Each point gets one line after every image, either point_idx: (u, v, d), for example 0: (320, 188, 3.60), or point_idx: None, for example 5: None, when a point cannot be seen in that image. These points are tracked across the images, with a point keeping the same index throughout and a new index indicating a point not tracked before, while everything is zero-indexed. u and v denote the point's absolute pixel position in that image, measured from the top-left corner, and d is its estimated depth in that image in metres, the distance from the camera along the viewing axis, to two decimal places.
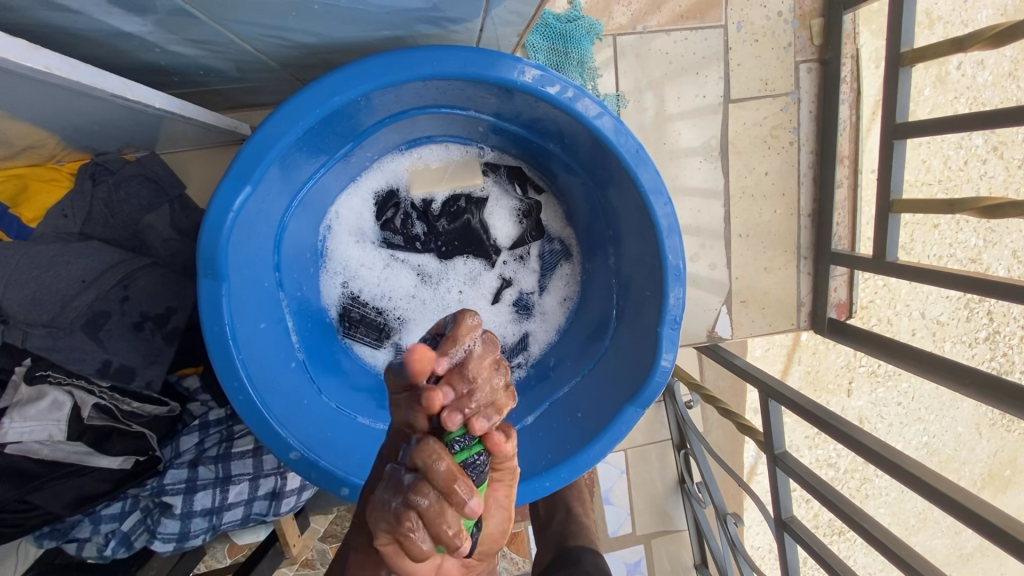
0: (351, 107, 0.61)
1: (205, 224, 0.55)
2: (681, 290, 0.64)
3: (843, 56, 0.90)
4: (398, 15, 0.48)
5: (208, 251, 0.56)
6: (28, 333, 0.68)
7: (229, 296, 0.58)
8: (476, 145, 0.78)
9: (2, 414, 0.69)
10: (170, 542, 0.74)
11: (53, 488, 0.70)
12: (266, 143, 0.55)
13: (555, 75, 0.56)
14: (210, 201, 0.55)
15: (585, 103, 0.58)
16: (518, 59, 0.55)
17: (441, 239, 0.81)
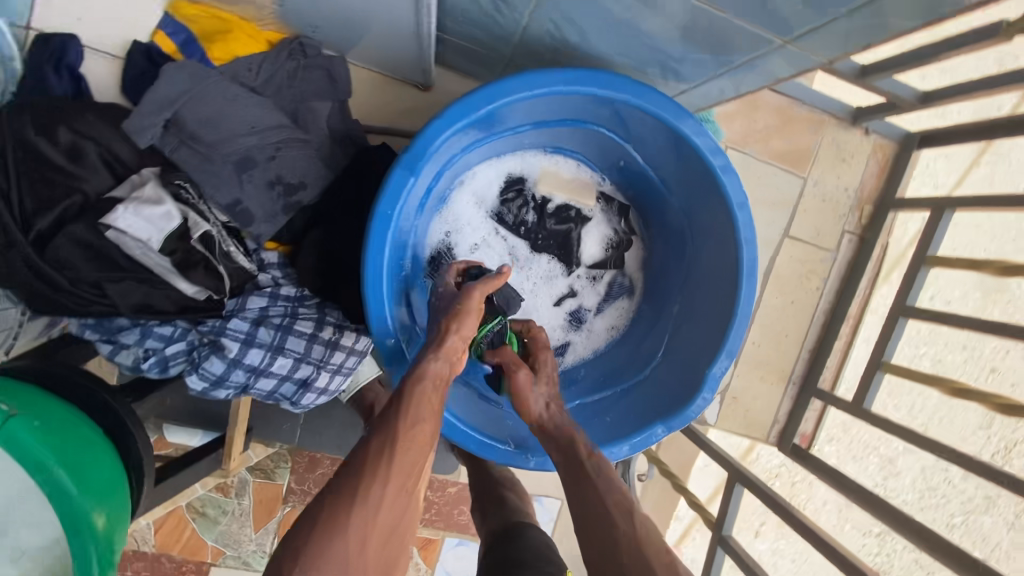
0: (557, 100, 0.74)
1: (425, 128, 0.66)
2: (735, 350, 0.78)
3: (879, 239, 1.12)
4: (650, 54, 0.63)
5: (415, 149, 0.66)
6: (184, 147, 0.74)
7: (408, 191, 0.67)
8: (601, 175, 0.93)
9: (119, 202, 0.72)
10: (204, 386, 0.77)
11: (127, 285, 0.72)
12: (500, 93, 0.67)
13: (721, 149, 0.72)
14: (435, 113, 0.66)
15: (734, 189, 0.74)
16: (702, 127, 0.72)
17: (542, 234, 0.92)
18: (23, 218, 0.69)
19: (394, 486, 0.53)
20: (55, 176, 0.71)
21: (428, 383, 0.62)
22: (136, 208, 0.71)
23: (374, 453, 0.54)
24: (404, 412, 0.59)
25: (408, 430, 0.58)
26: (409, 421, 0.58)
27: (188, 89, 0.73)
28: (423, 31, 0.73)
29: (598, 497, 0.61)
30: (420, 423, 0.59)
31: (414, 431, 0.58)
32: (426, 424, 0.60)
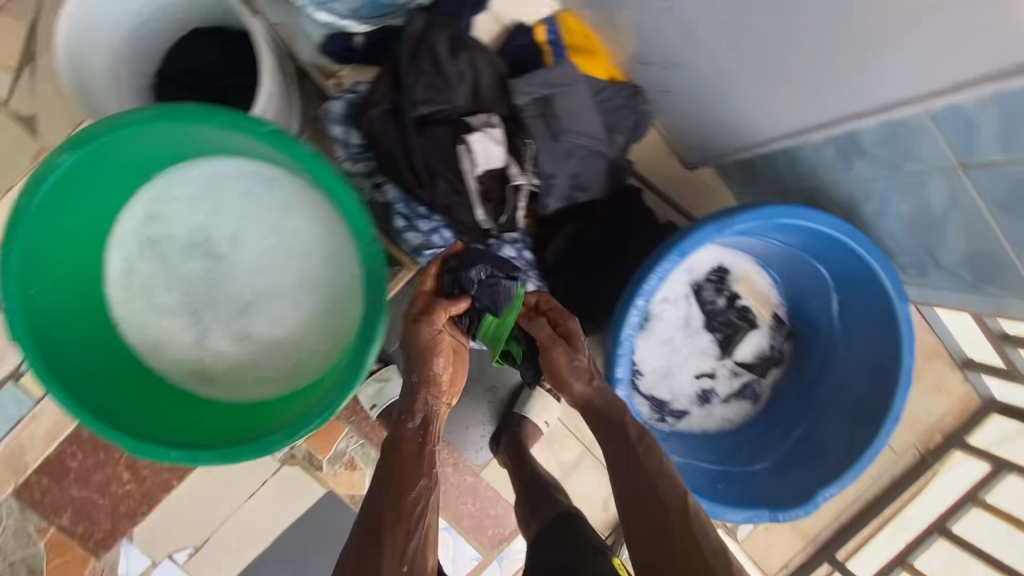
0: (817, 241, 0.93)
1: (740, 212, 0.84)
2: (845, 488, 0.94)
3: (936, 464, 1.29)
4: (922, 249, 0.85)
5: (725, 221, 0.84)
6: (539, 118, 0.90)
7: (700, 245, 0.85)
8: (783, 301, 1.11)
9: (475, 128, 0.88)
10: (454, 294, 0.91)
11: (446, 188, 0.87)
12: (798, 216, 0.86)
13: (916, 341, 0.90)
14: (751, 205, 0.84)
15: (909, 373, 0.91)
16: (912, 318, 0.90)
17: (718, 319, 1.08)
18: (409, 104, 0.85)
19: (395, 531, 0.74)
20: (443, 87, 0.87)
21: (410, 445, 0.83)
22: (487, 140, 0.87)
23: (375, 513, 0.76)
24: (394, 473, 0.80)
25: (400, 501, 0.77)
26: (402, 493, 0.78)
27: (564, 82, 0.91)
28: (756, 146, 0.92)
29: (636, 475, 0.79)
30: (414, 486, 0.79)
31: (406, 482, 0.79)
32: (410, 473, 0.80)
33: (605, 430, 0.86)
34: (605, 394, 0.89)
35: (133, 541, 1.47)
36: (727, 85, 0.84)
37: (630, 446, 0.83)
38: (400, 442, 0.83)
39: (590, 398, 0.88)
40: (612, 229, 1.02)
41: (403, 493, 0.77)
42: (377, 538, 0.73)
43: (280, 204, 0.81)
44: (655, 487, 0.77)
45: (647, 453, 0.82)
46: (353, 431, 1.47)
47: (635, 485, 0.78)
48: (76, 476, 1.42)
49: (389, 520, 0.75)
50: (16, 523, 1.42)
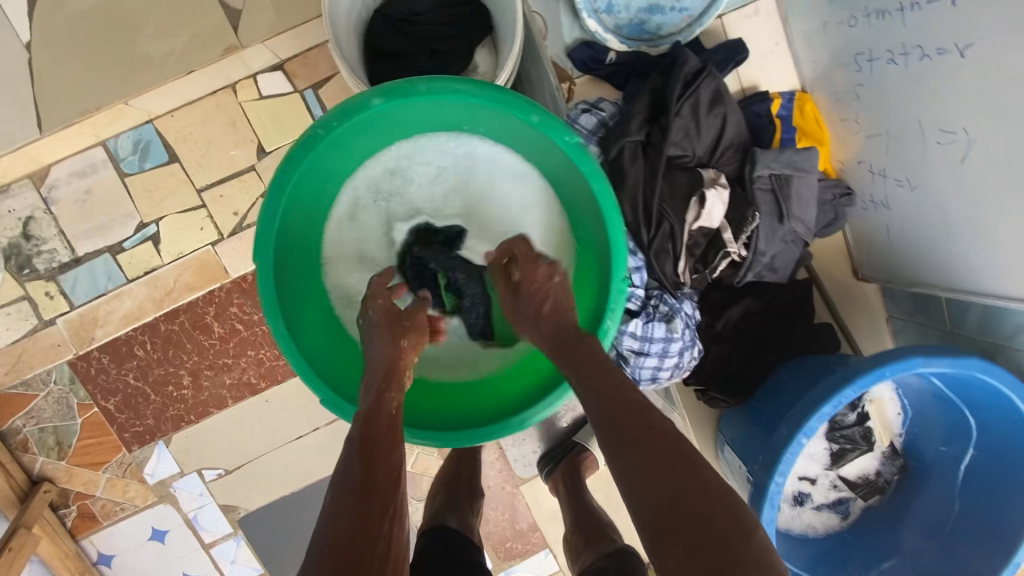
0: (989, 402, 0.93)
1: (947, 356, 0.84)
2: None
3: None
4: None
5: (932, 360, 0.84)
6: (767, 194, 0.90)
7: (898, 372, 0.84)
8: (901, 432, 1.12)
9: (713, 184, 0.88)
10: (634, 336, 0.89)
11: (666, 232, 0.87)
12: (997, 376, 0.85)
13: None
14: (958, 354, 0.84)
15: None
16: None
17: (839, 431, 1.10)
18: (659, 143, 0.86)
19: (376, 509, 0.62)
20: (692, 137, 0.88)
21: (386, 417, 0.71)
22: (721, 200, 0.87)
23: (348, 485, 0.64)
24: (373, 438, 0.68)
25: (373, 476, 0.65)
26: (376, 471, 0.65)
27: (803, 167, 0.90)
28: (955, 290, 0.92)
29: (608, 419, 0.63)
30: (382, 455, 0.67)
31: (386, 450, 0.68)
32: (391, 443, 0.68)
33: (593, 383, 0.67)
34: (570, 342, 0.72)
35: (168, 446, 1.42)
36: (963, 230, 0.85)
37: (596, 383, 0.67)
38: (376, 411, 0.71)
39: (540, 337, 0.74)
40: (783, 319, 1.02)
41: (365, 461, 0.66)
42: (351, 519, 0.61)
43: (515, 198, 0.86)
44: (635, 419, 0.62)
45: (616, 392, 0.65)
46: None
47: (612, 432, 0.62)
48: (137, 365, 1.37)
49: (359, 502, 0.62)
50: (59, 392, 1.36)
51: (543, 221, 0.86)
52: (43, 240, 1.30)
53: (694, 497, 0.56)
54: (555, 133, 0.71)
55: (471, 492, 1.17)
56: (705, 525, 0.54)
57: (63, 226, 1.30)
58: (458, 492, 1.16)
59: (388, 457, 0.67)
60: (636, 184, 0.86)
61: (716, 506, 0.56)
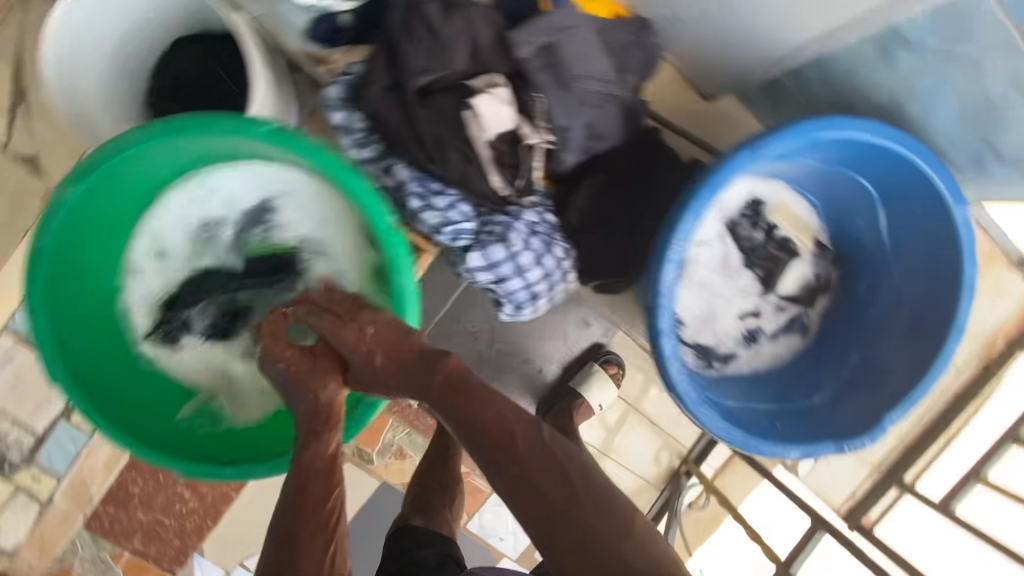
0: (860, 150, 0.87)
1: (773, 132, 0.79)
2: (912, 408, 0.89)
3: (1001, 374, 1.24)
4: (959, 136, 0.81)
5: (761, 141, 0.79)
6: (547, 73, 0.85)
7: (735, 171, 0.80)
8: (821, 226, 1.05)
9: (479, 91, 0.83)
10: (481, 269, 0.87)
11: (455, 157, 0.83)
12: (839, 124, 0.80)
13: (973, 233, 0.84)
14: (786, 124, 0.79)
15: (969, 280, 0.86)
16: (966, 207, 0.84)
17: (759, 255, 1.03)
18: (410, 74, 0.81)
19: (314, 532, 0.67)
20: (441, 52, 0.82)
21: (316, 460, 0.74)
22: (493, 102, 0.83)
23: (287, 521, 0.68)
24: (311, 473, 0.73)
25: (311, 511, 0.69)
26: (313, 506, 0.69)
27: (565, 26, 0.85)
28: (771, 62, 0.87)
29: (515, 443, 0.70)
30: (316, 500, 0.70)
31: (316, 484, 0.72)
32: (324, 480, 0.72)
33: (497, 406, 0.73)
34: (468, 396, 0.74)
35: (205, 555, 1.49)
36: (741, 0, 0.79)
37: (484, 409, 0.73)
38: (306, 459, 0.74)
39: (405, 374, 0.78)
40: (637, 176, 0.96)
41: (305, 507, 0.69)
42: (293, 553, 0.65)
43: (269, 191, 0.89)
44: (539, 440, 0.71)
45: (514, 419, 0.72)
46: (399, 422, 1.45)
47: (514, 457, 0.69)
48: (140, 501, 1.44)
49: (297, 536, 0.67)
50: (91, 553, 1.45)
51: (310, 201, 0.89)
52: (4, 435, 1.37)
53: (591, 493, 0.68)
54: (246, 127, 0.73)
55: (441, 484, 1.23)
56: (604, 514, 0.66)
57: (12, 415, 1.37)
58: (426, 484, 1.23)
59: (324, 490, 0.71)
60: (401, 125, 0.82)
61: (606, 497, 0.68)
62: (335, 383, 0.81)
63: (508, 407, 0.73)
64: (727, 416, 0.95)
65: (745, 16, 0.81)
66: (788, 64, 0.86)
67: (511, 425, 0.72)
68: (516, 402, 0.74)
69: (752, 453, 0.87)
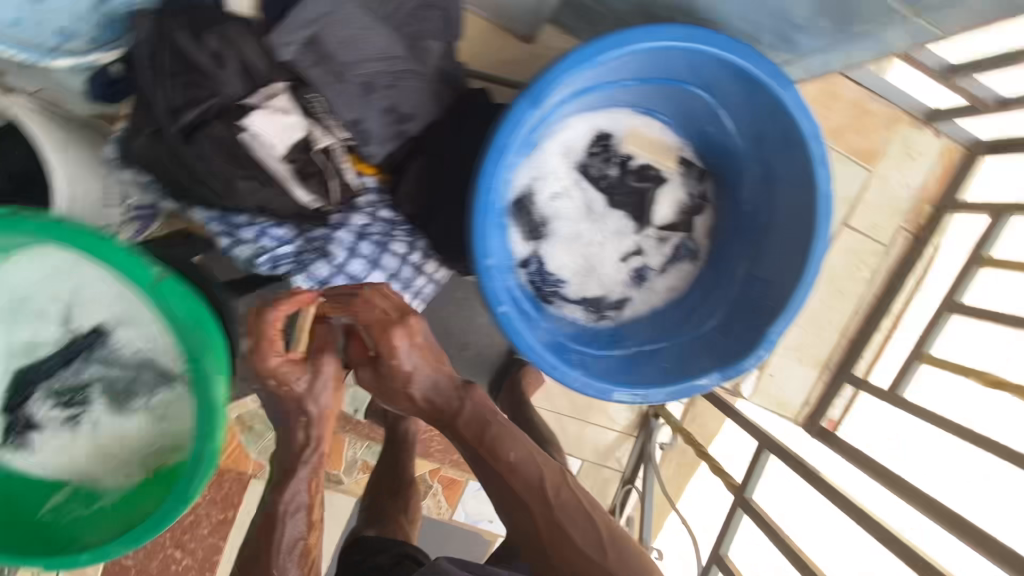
0: (668, 58, 0.80)
1: (549, 70, 0.72)
2: (792, 317, 0.84)
3: (933, 241, 1.15)
4: (760, 10, 0.73)
5: (539, 84, 0.73)
6: (318, 68, 0.79)
7: (524, 123, 0.74)
8: (682, 141, 0.98)
9: (251, 109, 0.78)
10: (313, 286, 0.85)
11: (246, 184, 0.78)
12: (624, 41, 0.74)
13: (808, 112, 0.78)
14: (561, 57, 0.72)
15: (822, 167, 0.80)
16: (793, 87, 0.77)
17: (621, 191, 0.97)
18: (173, 110, 0.74)
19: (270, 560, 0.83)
20: (200, 77, 0.76)
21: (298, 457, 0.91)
22: (269, 116, 0.78)
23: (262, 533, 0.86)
24: (296, 478, 0.89)
25: (269, 531, 0.85)
26: (272, 529, 0.86)
27: None
28: None
29: (542, 492, 0.89)
30: (293, 534, 0.87)
31: (300, 490, 0.89)
32: (308, 485, 0.90)
33: (517, 453, 0.91)
34: (481, 432, 0.93)
35: None
36: None
37: (524, 467, 0.91)
38: (293, 459, 0.91)
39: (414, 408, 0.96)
40: (461, 143, 0.91)
41: (276, 550, 0.84)
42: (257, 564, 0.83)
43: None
44: (564, 492, 0.89)
45: (564, 483, 0.90)
46: (354, 439, 1.46)
47: (529, 495, 0.88)
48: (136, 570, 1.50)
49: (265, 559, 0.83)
50: None
51: (63, 261, 0.70)
52: None
53: (587, 521, 0.87)
54: None
55: (392, 490, 1.24)
56: (590, 538, 0.86)
57: None
58: (378, 492, 1.24)
59: (312, 489, 0.91)
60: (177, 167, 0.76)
61: (610, 529, 0.88)
62: (324, 396, 0.92)
63: (543, 465, 0.91)
64: (610, 370, 0.92)
65: None
66: None
67: (547, 483, 0.89)
68: (571, 476, 0.93)
69: (633, 401, 0.86)
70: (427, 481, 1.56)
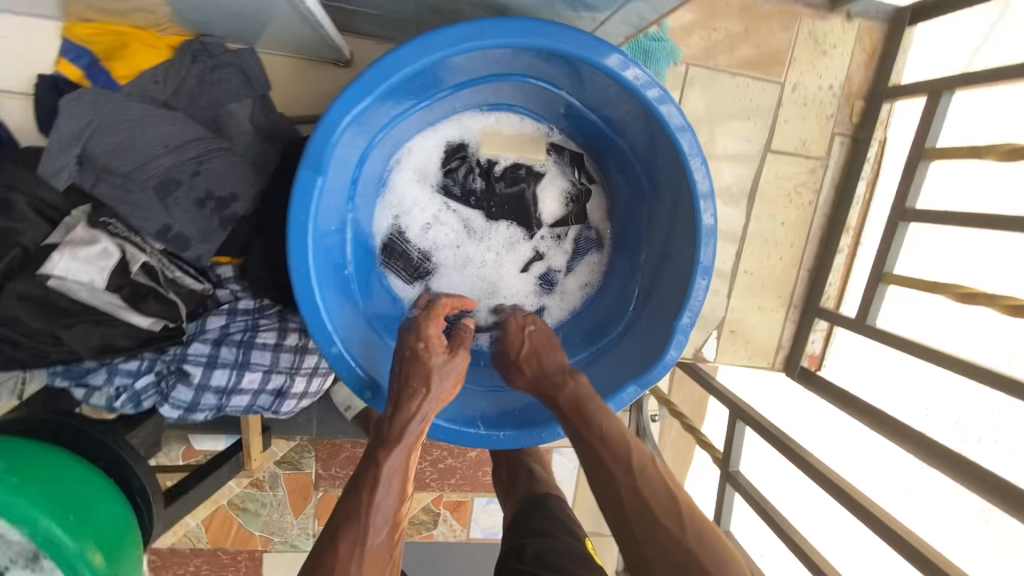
0: (468, 61, 0.68)
1: (317, 126, 0.62)
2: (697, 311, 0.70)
3: (874, 138, 1.01)
4: None
5: (314, 148, 0.62)
6: (101, 181, 0.70)
7: (318, 191, 0.64)
8: (548, 124, 0.86)
9: (52, 249, 0.71)
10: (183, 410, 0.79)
11: (81, 329, 0.73)
12: (395, 66, 0.62)
13: (643, 72, 0.64)
14: (327, 106, 0.62)
15: (682, 133, 0.66)
16: (615, 51, 0.63)
17: (494, 201, 0.87)
18: None
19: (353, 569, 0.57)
20: None
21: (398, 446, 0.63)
22: (73, 253, 0.70)
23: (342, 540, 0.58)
24: (388, 469, 0.62)
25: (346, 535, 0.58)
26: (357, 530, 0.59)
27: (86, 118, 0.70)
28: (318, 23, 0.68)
29: (623, 457, 0.64)
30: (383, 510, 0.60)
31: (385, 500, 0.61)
32: (396, 489, 0.62)
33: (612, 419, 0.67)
34: (579, 411, 0.67)
35: None
36: None
37: (609, 436, 0.66)
38: (389, 427, 0.65)
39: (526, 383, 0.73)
40: None
41: (370, 515, 0.59)
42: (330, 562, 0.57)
43: None
44: (646, 464, 0.65)
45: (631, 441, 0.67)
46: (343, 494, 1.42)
47: (620, 464, 0.64)
48: None
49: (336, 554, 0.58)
50: None
51: None
52: None
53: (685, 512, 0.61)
54: None
55: None
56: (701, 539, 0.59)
57: None
58: None
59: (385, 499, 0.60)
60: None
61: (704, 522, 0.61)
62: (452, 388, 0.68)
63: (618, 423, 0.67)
64: (528, 402, 0.80)
65: None
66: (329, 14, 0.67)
67: (623, 436, 0.66)
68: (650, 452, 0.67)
69: (536, 443, 0.73)
70: (433, 510, 1.53)
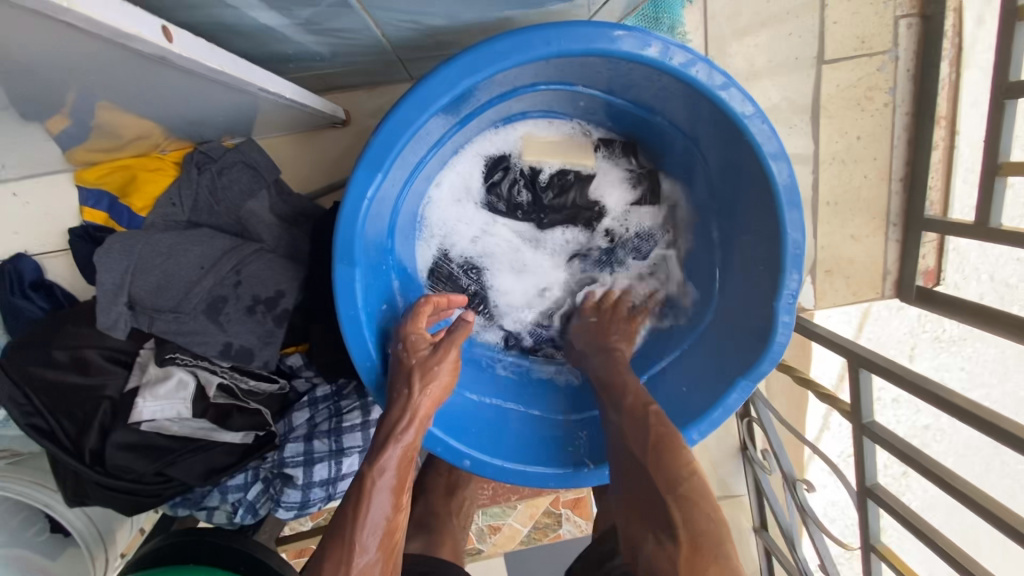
0: (469, 95, 0.61)
1: (340, 219, 0.58)
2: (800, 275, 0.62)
3: (949, 9, 0.85)
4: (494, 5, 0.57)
5: (343, 240, 0.58)
6: (155, 318, 0.71)
7: (361, 280, 0.61)
8: (579, 119, 0.78)
9: (134, 394, 0.73)
10: (294, 509, 0.80)
11: (184, 462, 0.74)
12: (398, 129, 0.56)
13: (655, 37, 0.55)
14: (343, 194, 0.57)
15: (727, 91, 0.58)
16: (627, 30, 0.54)
17: (545, 211, 0.81)
18: (72, 442, 0.72)
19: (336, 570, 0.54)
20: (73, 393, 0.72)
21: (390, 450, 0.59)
22: (152, 394, 0.72)
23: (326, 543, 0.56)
24: (380, 469, 0.58)
25: (337, 535, 0.56)
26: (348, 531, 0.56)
27: (122, 265, 0.70)
28: (286, 99, 0.69)
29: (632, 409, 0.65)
30: (375, 519, 0.57)
31: (378, 503, 0.57)
32: (391, 493, 0.58)
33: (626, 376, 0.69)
34: (624, 380, 0.68)
35: None
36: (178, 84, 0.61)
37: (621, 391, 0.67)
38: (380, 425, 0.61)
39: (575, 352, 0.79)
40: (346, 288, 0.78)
41: (359, 524, 0.56)
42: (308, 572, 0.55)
43: None
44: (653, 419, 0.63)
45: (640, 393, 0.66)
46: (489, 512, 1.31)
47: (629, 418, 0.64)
48: None
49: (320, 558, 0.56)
50: None
51: None
52: None
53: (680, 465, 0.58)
54: None
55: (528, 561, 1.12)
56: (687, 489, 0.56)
57: None
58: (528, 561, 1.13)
59: (377, 502, 0.57)
60: (106, 495, 0.73)
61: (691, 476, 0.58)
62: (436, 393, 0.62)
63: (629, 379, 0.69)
64: None
65: (220, 88, 0.64)
66: (286, 88, 0.69)
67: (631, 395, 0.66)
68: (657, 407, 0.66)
69: None
70: (554, 511, 1.31)
